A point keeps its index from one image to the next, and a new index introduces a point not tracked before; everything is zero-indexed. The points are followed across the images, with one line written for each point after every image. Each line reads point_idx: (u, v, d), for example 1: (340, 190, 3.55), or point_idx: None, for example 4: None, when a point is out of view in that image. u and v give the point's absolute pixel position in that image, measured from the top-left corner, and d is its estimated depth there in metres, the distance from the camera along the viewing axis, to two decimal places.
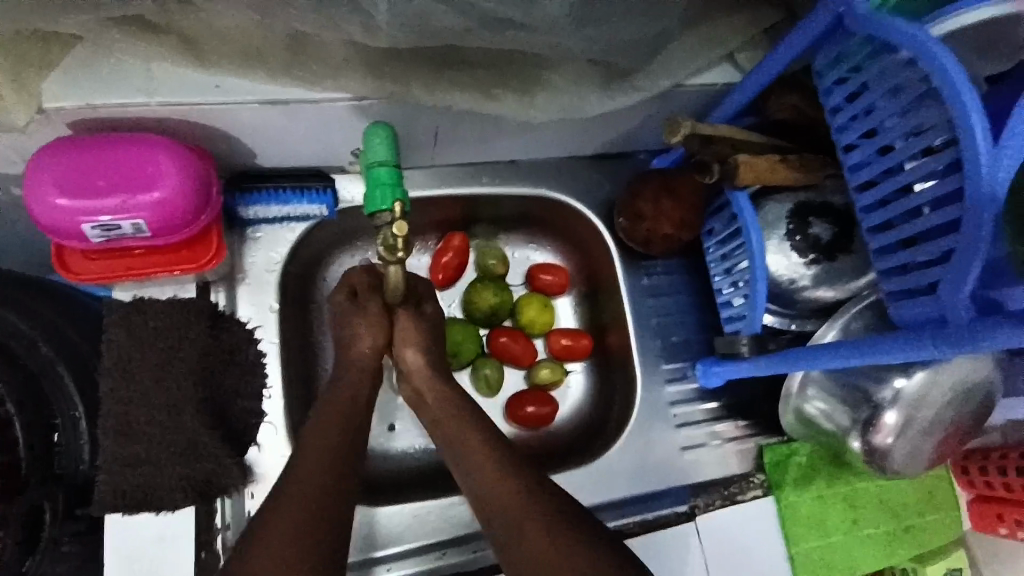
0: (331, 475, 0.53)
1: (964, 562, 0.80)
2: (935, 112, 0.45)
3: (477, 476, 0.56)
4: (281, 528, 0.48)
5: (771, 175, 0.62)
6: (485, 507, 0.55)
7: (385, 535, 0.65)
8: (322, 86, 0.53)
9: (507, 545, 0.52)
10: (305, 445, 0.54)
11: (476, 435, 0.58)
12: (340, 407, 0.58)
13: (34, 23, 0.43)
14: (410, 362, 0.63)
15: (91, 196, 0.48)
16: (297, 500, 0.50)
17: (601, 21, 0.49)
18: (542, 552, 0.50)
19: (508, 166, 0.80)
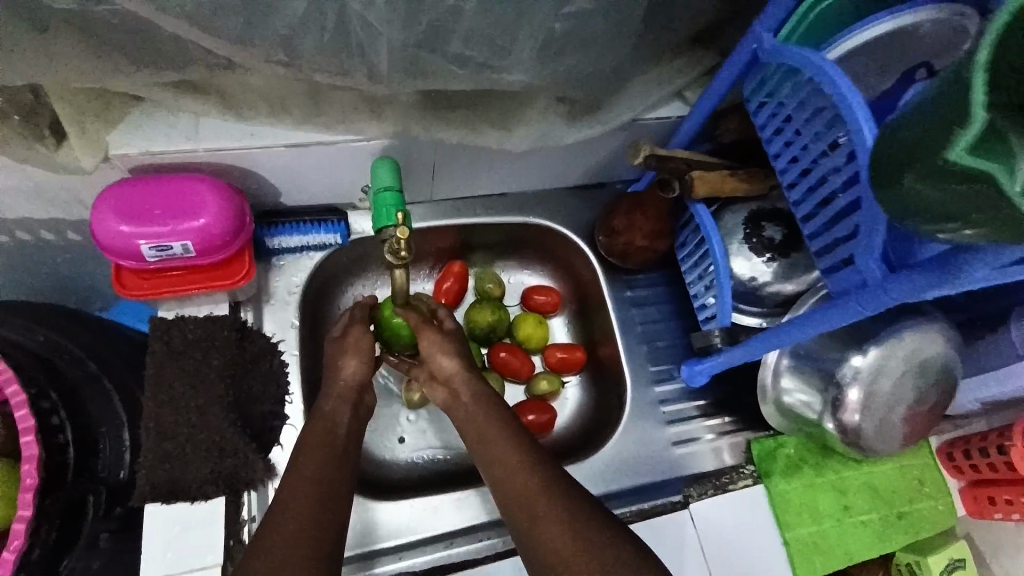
0: (336, 467, 0.60)
1: (966, 552, 0.82)
2: (832, 116, 0.55)
3: (493, 466, 0.62)
4: (301, 513, 0.54)
5: (726, 186, 0.72)
6: (495, 488, 0.61)
7: (394, 529, 0.69)
8: (339, 129, 0.65)
9: (520, 526, 0.58)
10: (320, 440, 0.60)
11: (494, 425, 0.64)
12: (337, 414, 0.64)
13: (112, 84, 0.55)
14: (447, 368, 0.68)
15: (148, 223, 0.57)
16: (304, 483, 0.57)
17: (562, 63, 0.61)
18: (548, 536, 0.56)
19: (498, 198, 0.91)
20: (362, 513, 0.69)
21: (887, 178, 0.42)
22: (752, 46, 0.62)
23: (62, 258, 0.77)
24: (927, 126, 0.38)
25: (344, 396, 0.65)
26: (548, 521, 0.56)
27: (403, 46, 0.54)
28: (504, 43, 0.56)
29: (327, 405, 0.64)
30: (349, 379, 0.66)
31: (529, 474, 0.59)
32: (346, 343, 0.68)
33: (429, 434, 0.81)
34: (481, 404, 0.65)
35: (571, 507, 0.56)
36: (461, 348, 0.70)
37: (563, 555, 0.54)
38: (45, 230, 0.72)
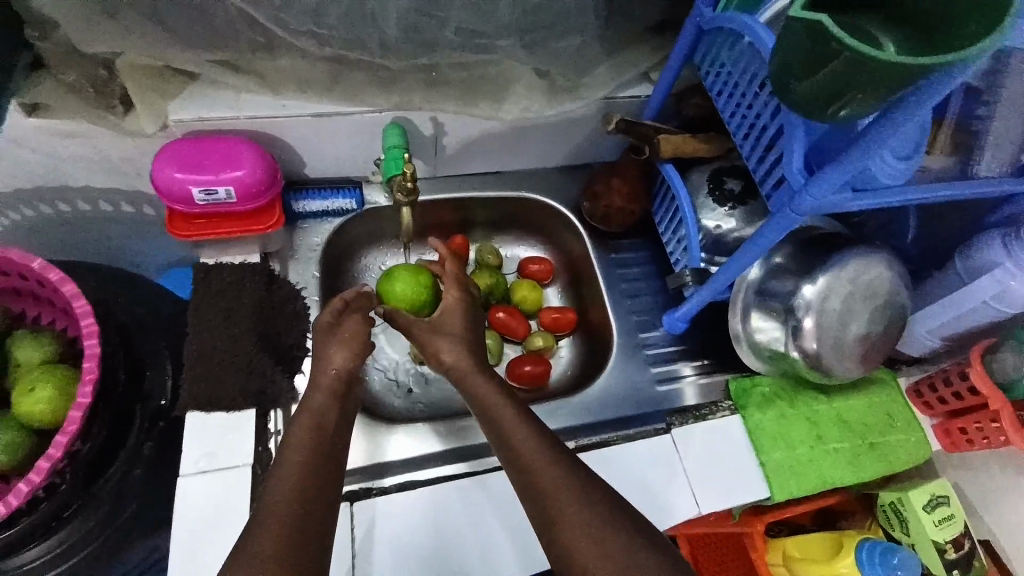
0: (324, 465, 0.56)
1: (946, 490, 0.88)
2: (758, 63, 0.67)
3: (497, 434, 0.63)
4: (300, 459, 0.55)
5: (687, 146, 0.83)
6: (501, 457, 0.62)
7: (403, 448, 0.79)
8: (354, 102, 0.78)
9: (518, 482, 0.60)
10: (317, 398, 0.61)
11: (491, 392, 0.65)
12: (320, 414, 0.60)
13: (175, 58, 0.69)
14: (449, 355, 0.67)
15: (196, 171, 0.69)
16: (292, 494, 0.52)
17: (534, 34, 0.76)
18: (541, 487, 0.58)
19: (494, 176, 1.02)
20: (374, 435, 0.79)
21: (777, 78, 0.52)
22: (696, 21, 0.75)
23: (117, 230, 0.90)
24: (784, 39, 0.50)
25: (330, 387, 0.62)
26: (544, 475, 0.58)
27: (407, 15, 0.70)
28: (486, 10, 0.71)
29: (314, 398, 0.61)
30: (340, 369, 0.63)
31: (532, 441, 0.60)
32: (341, 333, 0.65)
33: (432, 384, 0.90)
34: (472, 363, 0.67)
35: (567, 466, 0.59)
36: (466, 337, 0.69)
37: (550, 515, 0.57)
38: (103, 202, 0.84)
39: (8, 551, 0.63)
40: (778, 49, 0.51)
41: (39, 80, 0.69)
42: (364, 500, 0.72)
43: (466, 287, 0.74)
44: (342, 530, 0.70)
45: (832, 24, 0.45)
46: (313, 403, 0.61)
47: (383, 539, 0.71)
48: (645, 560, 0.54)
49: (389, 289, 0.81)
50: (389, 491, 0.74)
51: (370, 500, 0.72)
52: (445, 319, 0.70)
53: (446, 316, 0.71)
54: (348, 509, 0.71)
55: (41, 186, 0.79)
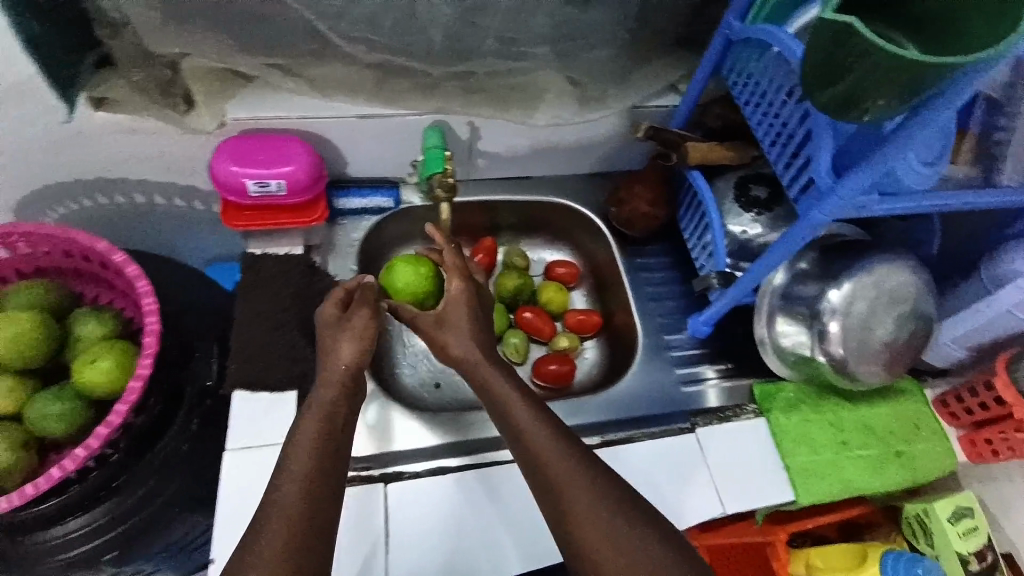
0: (333, 460, 0.58)
1: (972, 502, 0.86)
2: (786, 72, 0.69)
3: (512, 433, 0.64)
4: (306, 455, 0.58)
5: (713, 154, 0.86)
6: (517, 454, 0.63)
7: (427, 437, 0.80)
8: (397, 105, 0.83)
9: (533, 478, 0.61)
10: (326, 395, 0.63)
11: (505, 389, 0.66)
12: (330, 411, 0.62)
13: (234, 63, 0.74)
14: (456, 348, 0.69)
15: (252, 165, 0.74)
16: (299, 491, 0.55)
17: (565, 43, 0.81)
18: (557, 483, 0.59)
19: (524, 181, 1.05)
20: (395, 423, 0.80)
21: (814, 79, 0.56)
22: (725, 34, 0.78)
23: (167, 222, 0.95)
24: (816, 45, 0.54)
25: (339, 387, 0.64)
26: (560, 471, 0.60)
27: (454, 25, 0.75)
28: (525, 20, 0.77)
29: (324, 394, 0.63)
30: (350, 363, 0.66)
31: (549, 439, 0.62)
32: (348, 326, 0.67)
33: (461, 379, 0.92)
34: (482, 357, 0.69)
35: (584, 463, 0.60)
36: (476, 330, 0.71)
37: (563, 511, 0.59)
38: (158, 196, 0.90)
39: (55, 518, 0.67)
40: (812, 53, 0.55)
41: (107, 78, 0.73)
42: (398, 482, 0.75)
43: (469, 276, 0.74)
44: (377, 509, 0.73)
45: (862, 29, 0.49)
46: (321, 399, 0.63)
47: (408, 522, 0.73)
48: (652, 556, 0.55)
49: (390, 284, 0.79)
50: (421, 476, 0.76)
51: (401, 482, 0.75)
52: (448, 313, 0.71)
53: (450, 307, 0.71)
54: (382, 489, 0.74)
55: (102, 179, 0.85)
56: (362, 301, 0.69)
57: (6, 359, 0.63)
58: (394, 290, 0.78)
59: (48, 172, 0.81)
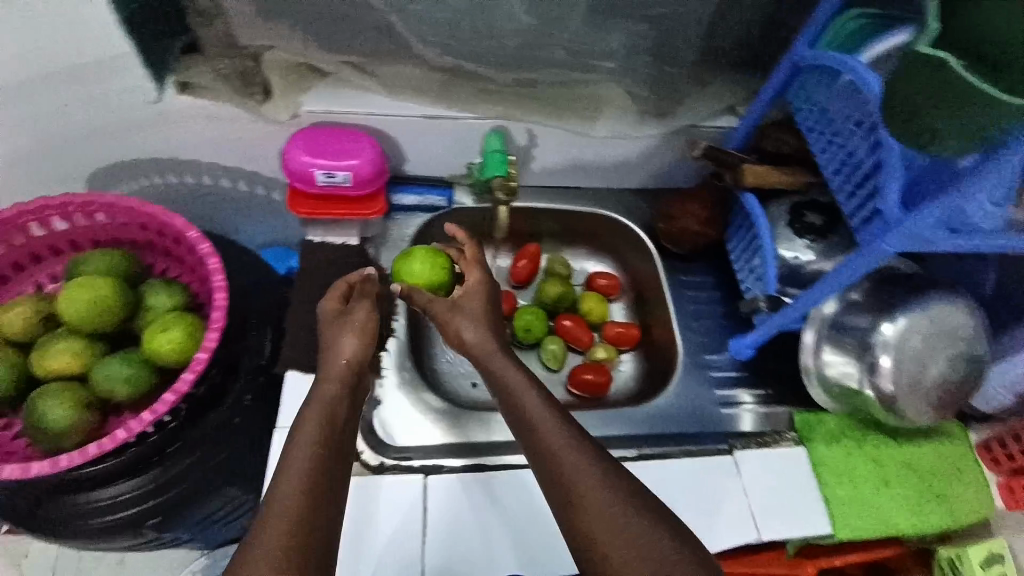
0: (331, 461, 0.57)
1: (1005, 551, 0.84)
2: (856, 101, 0.69)
3: (524, 437, 0.63)
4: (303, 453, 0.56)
5: (769, 176, 0.85)
6: (532, 458, 0.62)
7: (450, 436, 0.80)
8: (460, 108, 0.85)
9: (549, 483, 0.60)
10: (328, 391, 0.63)
11: (522, 386, 0.66)
12: (331, 411, 0.61)
13: (313, 57, 0.77)
14: (469, 337, 0.71)
15: (322, 156, 0.77)
16: (299, 490, 0.53)
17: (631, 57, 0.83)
18: (574, 484, 0.58)
19: (573, 190, 1.06)
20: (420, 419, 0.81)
21: (899, 111, 0.56)
22: (793, 59, 0.78)
23: (227, 204, 0.98)
24: (903, 79, 0.54)
25: (341, 379, 0.64)
26: (577, 470, 0.59)
27: (529, 36, 0.78)
28: (598, 35, 0.79)
29: (326, 386, 0.64)
30: (350, 359, 0.66)
31: (564, 441, 0.61)
32: (350, 321, 0.69)
33: None
34: (493, 348, 0.70)
35: (603, 465, 0.60)
36: (487, 322, 0.72)
37: (579, 516, 0.57)
38: (224, 179, 0.93)
39: (104, 480, 0.69)
40: (899, 85, 0.55)
41: (194, 65, 0.77)
42: (437, 476, 0.76)
43: (484, 266, 0.78)
44: (415, 501, 0.74)
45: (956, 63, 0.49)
46: (324, 392, 0.63)
47: (442, 518, 0.73)
48: (668, 554, 0.54)
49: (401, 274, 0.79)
50: (458, 471, 0.76)
51: (440, 476, 0.76)
52: (463, 298, 0.74)
53: (464, 297, 0.74)
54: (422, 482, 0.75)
55: (174, 159, 0.88)
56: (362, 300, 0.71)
57: (80, 322, 0.65)
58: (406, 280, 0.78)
59: (126, 148, 0.85)
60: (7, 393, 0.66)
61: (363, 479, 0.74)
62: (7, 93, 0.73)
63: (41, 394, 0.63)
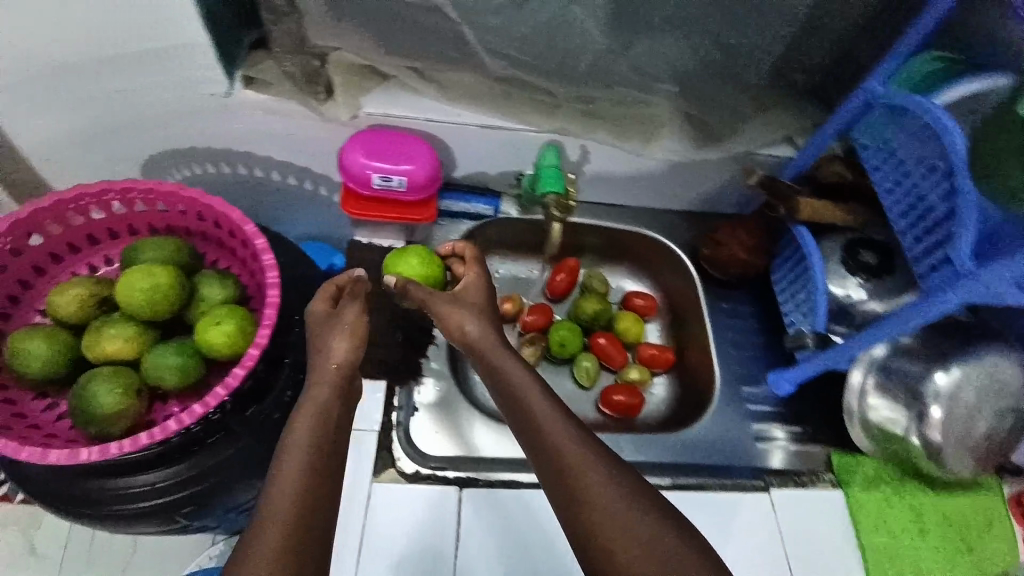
0: (326, 464, 0.58)
1: None
2: (930, 147, 0.68)
3: (523, 432, 0.62)
4: (297, 458, 0.57)
5: (826, 212, 0.84)
6: (532, 454, 0.61)
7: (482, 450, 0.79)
8: (517, 120, 0.85)
9: (551, 477, 0.59)
10: (321, 390, 0.63)
11: (524, 383, 0.65)
12: (323, 411, 0.62)
13: (379, 62, 0.78)
14: (471, 331, 0.70)
15: (379, 159, 0.77)
16: (295, 490, 0.55)
17: (694, 81, 0.82)
18: (575, 476, 0.57)
19: (617, 208, 1.05)
20: (453, 430, 0.80)
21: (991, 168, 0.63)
22: (866, 97, 0.76)
23: (274, 197, 0.99)
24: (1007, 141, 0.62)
25: (334, 382, 0.64)
26: (579, 461, 0.58)
27: (597, 59, 0.78)
28: (667, 58, 0.79)
29: (317, 385, 0.64)
30: (341, 361, 0.66)
31: (564, 433, 0.60)
32: (340, 323, 0.68)
33: None
34: (494, 338, 0.69)
35: (604, 456, 0.59)
36: (484, 316, 0.71)
37: (583, 507, 0.56)
38: (275, 172, 0.94)
39: (143, 466, 0.70)
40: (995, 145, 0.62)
41: (261, 59, 0.79)
42: (472, 489, 0.75)
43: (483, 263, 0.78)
44: (451, 511, 0.74)
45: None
46: (316, 392, 0.63)
47: (476, 530, 0.73)
48: (676, 553, 0.53)
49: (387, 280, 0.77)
50: (494, 486, 0.76)
51: (476, 488, 0.76)
52: (462, 293, 0.74)
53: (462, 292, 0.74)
54: (457, 493, 0.75)
55: (229, 149, 0.89)
56: (348, 301, 0.70)
57: (136, 309, 0.66)
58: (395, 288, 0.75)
59: (185, 136, 0.86)
60: (55, 373, 0.66)
61: (400, 487, 0.74)
62: (81, 75, 0.74)
63: (93, 377, 0.63)
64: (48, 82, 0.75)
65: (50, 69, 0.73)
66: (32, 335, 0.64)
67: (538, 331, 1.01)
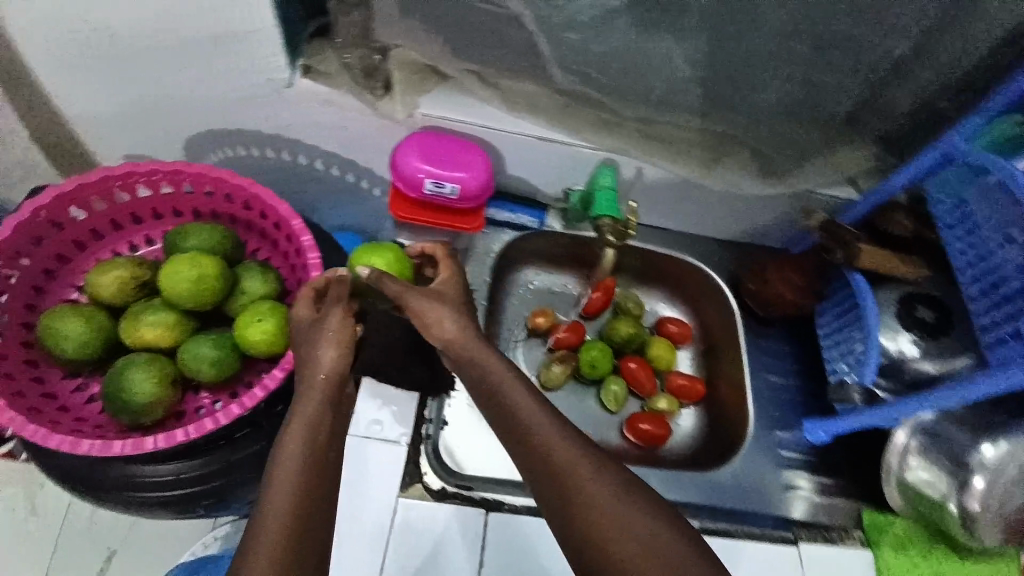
0: (322, 465, 0.55)
1: None
2: (1011, 214, 0.66)
3: (512, 440, 0.59)
4: (290, 465, 0.54)
5: (888, 263, 0.81)
6: (522, 463, 0.59)
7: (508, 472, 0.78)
8: (575, 135, 0.81)
9: (541, 483, 0.57)
10: (310, 401, 0.58)
11: (517, 395, 0.61)
12: (315, 426, 0.57)
13: (443, 64, 0.76)
14: (450, 331, 0.64)
15: (436, 165, 0.75)
16: (292, 491, 0.53)
17: (765, 116, 0.79)
18: (566, 477, 0.56)
19: (662, 232, 1.03)
20: (482, 449, 0.79)
21: None
22: (946, 150, 0.71)
23: (315, 186, 0.97)
24: None
25: (326, 395, 0.58)
26: (569, 460, 0.56)
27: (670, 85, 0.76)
28: (743, 87, 0.76)
29: (308, 397, 0.58)
30: (330, 372, 0.59)
31: (554, 435, 0.58)
32: (326, 331, 0.60)
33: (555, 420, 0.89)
34: (474, 340, 0.64)
35: (593, 452, 0.57)
36: (462, 313, 0.66)
37: (575, 508, 0.54)
38: (319, 161, 0.91)
39: (168, 455, 0.69)
40: None
41: (321, 49, 0.77)
42: (498, 514, 0.74)
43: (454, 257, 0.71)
44: (476, 535, 0.73)
45: None
46: (306, 405, 0.58)
47: (501, 556, 0.72)
48: (678, 554, 0.52)
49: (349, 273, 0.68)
50: (519, 512, 0.74)
51: (501, 513, 0.74)
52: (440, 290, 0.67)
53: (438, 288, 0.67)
54: (484, 516, 0.73)
55: (276, 134, 0.87)
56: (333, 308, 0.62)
57: (181, 297, 0.64)
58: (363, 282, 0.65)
59: (235, 118, 0.84)
60: (89, 355, 0.65)
61: (424, 504, 0.73)
62: (140, 48, 0.73)
63: (128, 364, 0.62)
64: (109, 53, 0.73)
65: (112, 41, 0.72)
66: (70, 314, 0.64)
67: (568, 349, 0.96)
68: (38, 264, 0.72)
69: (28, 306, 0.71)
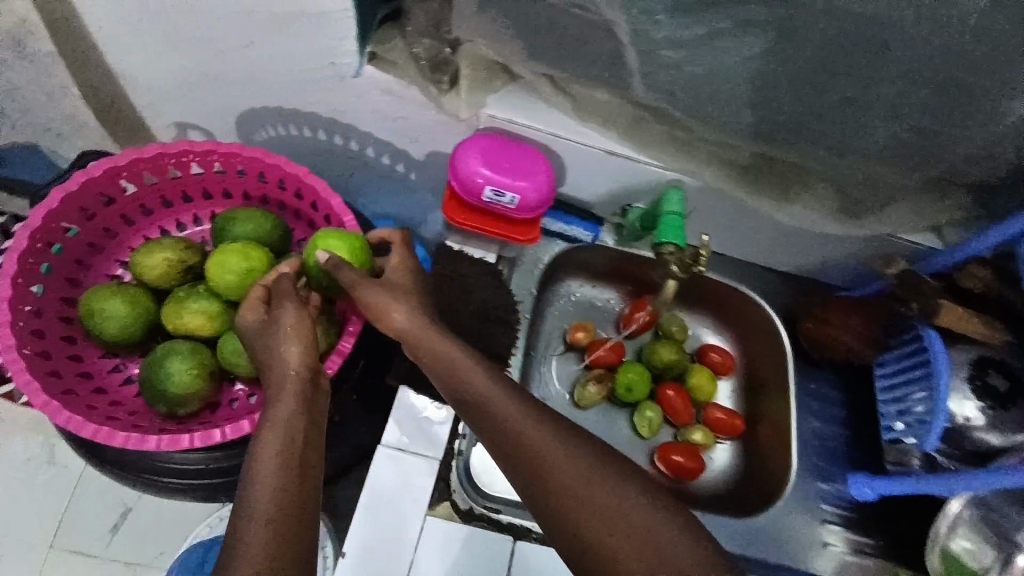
0: (306, 464, 0.52)
1: None
2: None
3: (496, 450, 0.56)
4: (271, 462, 0.51)
5: (968, 324, 0.75)
6: (513, 480, 0.54)
7: None
8: (645, 152, 0.77)
9: (537, 492, 0.53)
10: (284, 395, 0.55)
11: (496, 397, 0.57)
12: (291, 427, 0.53)
13: (514, 64, 0.69)
14: (400, 320, 0.61)
15: (498, 172, 0.71)
16: (278, 493, 0.49)
17: (862, 156, 0.70)
18: (562, 481, 0.52)
19: (718, 257, 0.98)
20: None
21: None
22: None
23: (364, 174, 0.94)
24: None
25: (298, 390, 0.55)
26: (562, 461, 0.53)
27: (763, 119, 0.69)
28: (847, 128, 0.67)
29: (279, 393, 0.55)
30: (300, 366, 0.57)
31: (542, 435, 0.55)
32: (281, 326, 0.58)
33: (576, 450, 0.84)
34: (431, 331, 0.61)
35: (583, 448, 0.54)
36: (415, 302, 0.63)
37: (578, 508, 0.51)
38: (371, 149, 0.88)
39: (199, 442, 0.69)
40: None
41: (391, 36, 0.72)
42: (525, 542, 0.70)
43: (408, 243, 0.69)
44: (497, 561, 0.68)
45: None
46: (280, 399, 0.55)
47: None
48: (681, 551, 0.50)
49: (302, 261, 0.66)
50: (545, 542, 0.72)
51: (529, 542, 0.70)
52: (393, 280, 0.65)
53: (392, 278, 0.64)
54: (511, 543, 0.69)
55: (331, 118, 0.83)
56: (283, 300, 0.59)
57: (225, 288, 0.63)
58: (313, 270, 0.65)
59: (291, 98, 0.81)
60: (131, 335, 0.65)
61: (451, 525, 0.70)
62: (207, 19, 0.70)
63: (169, 352, 0.62)
64: (174, 21, 0.71)
65: (181, 9, 0.69)
66: (111, 294, 0.62)
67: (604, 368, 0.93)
68: (85, 238, 0.73)
69: (70, 280, 0.72)
